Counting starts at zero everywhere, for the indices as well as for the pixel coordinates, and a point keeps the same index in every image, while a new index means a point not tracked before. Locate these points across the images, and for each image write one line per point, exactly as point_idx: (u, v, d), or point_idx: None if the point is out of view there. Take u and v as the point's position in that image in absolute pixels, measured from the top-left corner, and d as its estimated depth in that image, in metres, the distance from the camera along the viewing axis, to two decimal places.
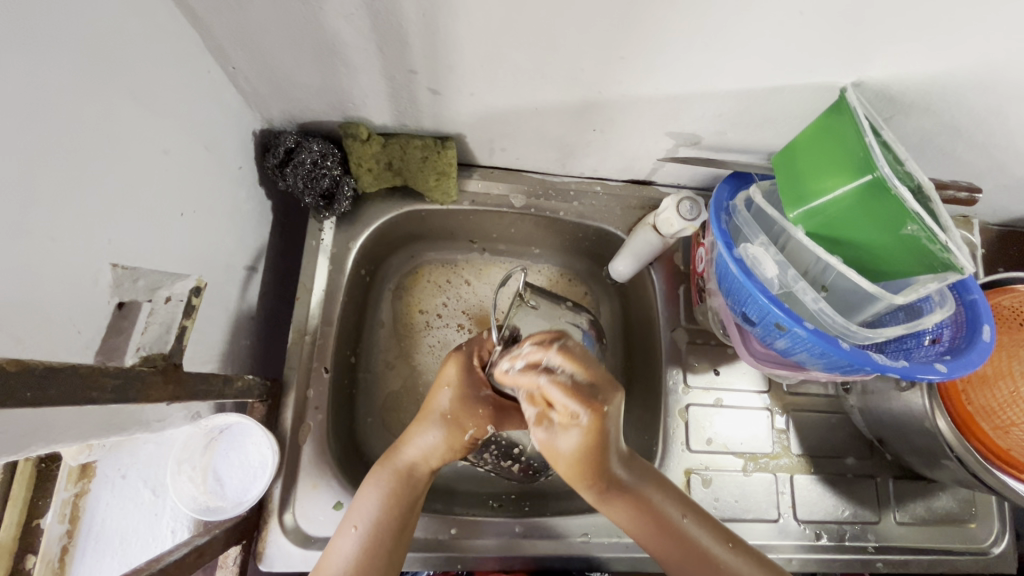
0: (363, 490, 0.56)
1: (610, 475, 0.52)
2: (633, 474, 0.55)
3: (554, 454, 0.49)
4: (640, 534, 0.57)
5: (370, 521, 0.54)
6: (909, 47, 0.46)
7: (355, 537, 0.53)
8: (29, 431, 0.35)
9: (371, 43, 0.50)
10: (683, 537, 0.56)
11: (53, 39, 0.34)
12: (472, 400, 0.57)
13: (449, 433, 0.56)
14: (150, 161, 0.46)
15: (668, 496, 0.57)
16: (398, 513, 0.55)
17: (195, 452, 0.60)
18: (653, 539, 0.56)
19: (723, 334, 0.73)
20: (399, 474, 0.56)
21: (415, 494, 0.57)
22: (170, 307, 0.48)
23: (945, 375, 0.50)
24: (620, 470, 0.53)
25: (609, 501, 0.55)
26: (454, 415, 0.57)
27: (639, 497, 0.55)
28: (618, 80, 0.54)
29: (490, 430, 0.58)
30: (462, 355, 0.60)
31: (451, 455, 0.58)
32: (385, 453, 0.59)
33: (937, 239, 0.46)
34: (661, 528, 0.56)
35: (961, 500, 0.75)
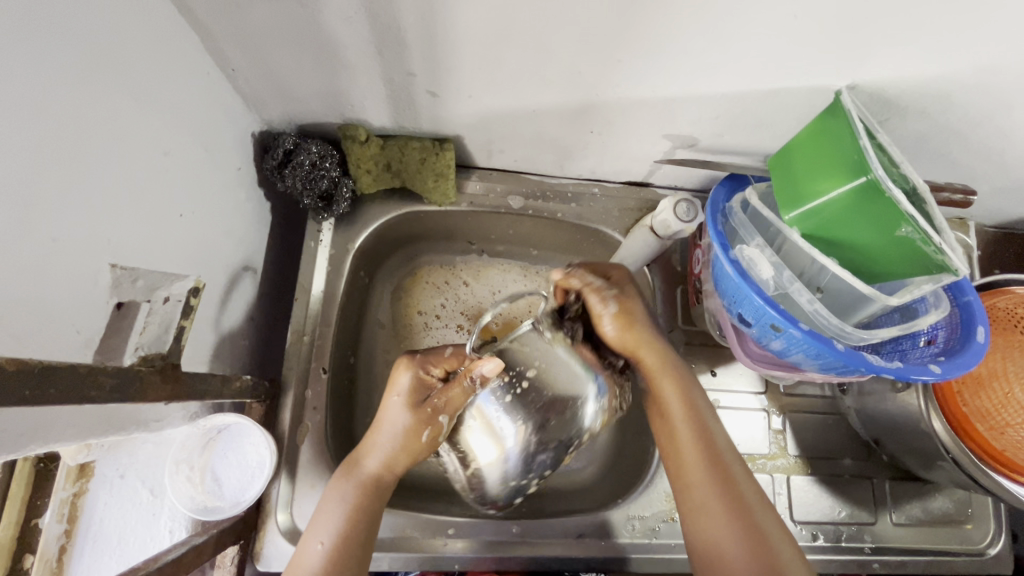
0: (327, 501, 0.56)
1: (657, 337, 0.60)
2: (682, 365, 0.61)
3: (617, 325, 0.59)
4: (676, 425, 0.59)
5: (336, 536, 0.54)
6: (904, 50, 0.46)
7: (319, 554, 0.52)
8: (27, 429, 0.35)
9: (369, 46, 0.51)
10: (710, 442, 0.57)
11: (56, 42, 0.35)
12: (421, 406, 0.54)
13: (408, 436, 0.55)
14: (150, 162, 0.46)
15: (707, 401, 0.60)
16: (359, 531, 0.54)
17: (193, 452, 0.60)
18: (690, 441, 0.58)
19: (719, 335, 0.73)
20: (363, 486, 0.56)
21: (378, 505, 0.57)
22: (168, 307, 0.47)
23: (939, 376, 0.50)
24: (672, 351, 0.61)
25: (665, 383, 0.60)
26: (409, 423, 0.54)
27: (687, 382, 0.61)
28: (615, 82, 0.55)
29: (445, 426, 0.54)
30: (412, 359, 0.57)
31: (415, 454, 0.56)
32: (347, 465, 0.58)
33: (931, 241, 0.46)
34: (698, 424, 0.58)
35: (957, 501, 0.76)
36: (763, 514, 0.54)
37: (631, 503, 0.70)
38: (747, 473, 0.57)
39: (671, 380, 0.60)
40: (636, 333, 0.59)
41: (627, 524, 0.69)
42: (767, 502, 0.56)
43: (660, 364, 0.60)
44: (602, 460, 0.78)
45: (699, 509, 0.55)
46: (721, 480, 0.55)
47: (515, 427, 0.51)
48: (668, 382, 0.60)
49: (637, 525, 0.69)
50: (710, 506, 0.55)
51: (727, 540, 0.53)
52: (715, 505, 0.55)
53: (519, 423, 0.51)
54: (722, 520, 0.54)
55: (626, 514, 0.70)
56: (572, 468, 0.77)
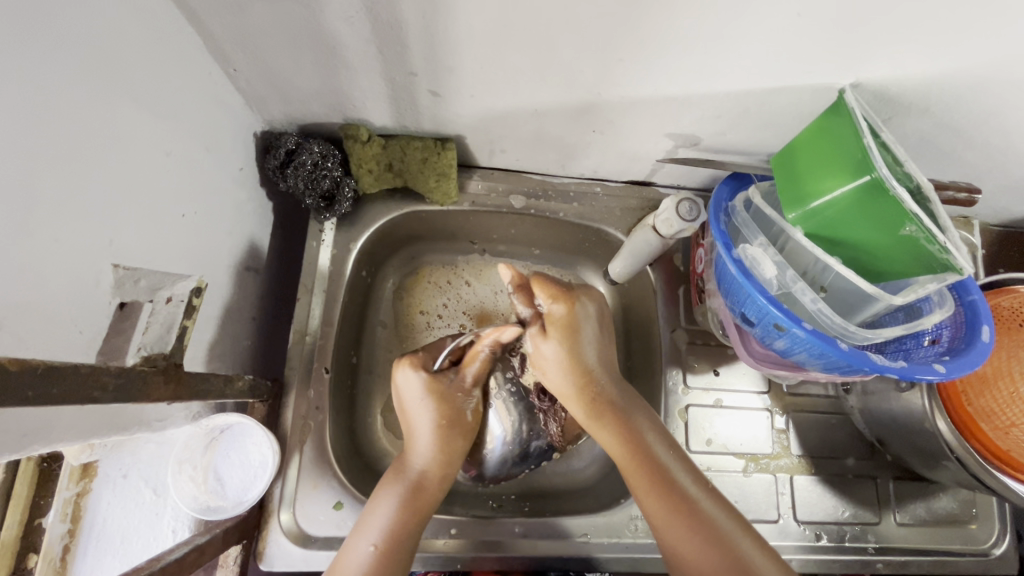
0: (375, 502, 0.58)
1: (590, 379, 0.62)
2: (621, 393, 0.63)
3: (556, 360, 0.62)
4: (626, 468, 0.60)
5: (385, 534, 0.55)
6: (908, 48, 0.46)
7: (371, 554, 0.53)
8: (30, 430, 0.35)
9: (371, 45, 0.51)
10: (666, 479, 0.58)
11: (57, 42, 0.35)
12: (451, 392, 0.63)
13: (445, 424, 0.62)
14: (151, 162, 0.46)
15: (658, 437, 0.61)
16: (413, 525, 0.57)
17: (195, 452, 0.60)
18: (637, 471, 0.59)
19: (722, 335, 0.73)
20: (410, 485, 0.59)
21: (429, 504, 0.59)
22: (172, 308, 0.47)
23: (943, 375, 0.50)
24: (607, 382, 0.63)
25: (599, 418, 0.62)
26: (441, 411, 0.62)
27: (633, 420, 0.61)
28: (617, 81, 0.55)
29: (473, 395, 0.66)
30: (411, 358, 0.64)
31: (457, 441, 0.63)
32: (393, 468, 0.61)
33: (935, 240, 0.46)
34: (649, 464, 0.59)
35: (962, 501, 0.75)
36: (733, 531, 0.55)
37: (633, 503, 0.70)
38: (716, 502, 0.57)
39: (609, 425, 0.61)
40: (575, 363, 0.62)
41: (629, 524, 0.69)
42: (745, 526, 0.56)
43: (595, 398, 0.62)
44: (604, 459, 0.78)
45: (667, 537, 0.56)
46: (686, 516, 0.55)
47: (506, 422, 0.71)
48: (602, 414, 0.62)
49: (640, 525, 0.69)
50: (681, 545, 0.55)
51: (703, 566, 0.53)
52: (680, 531, 0.55)
53: (510, 419, 0.71)
54: (689, 545, 0.54)
55: (628, 514, 0.69)
56: (573, 466, 0.77)
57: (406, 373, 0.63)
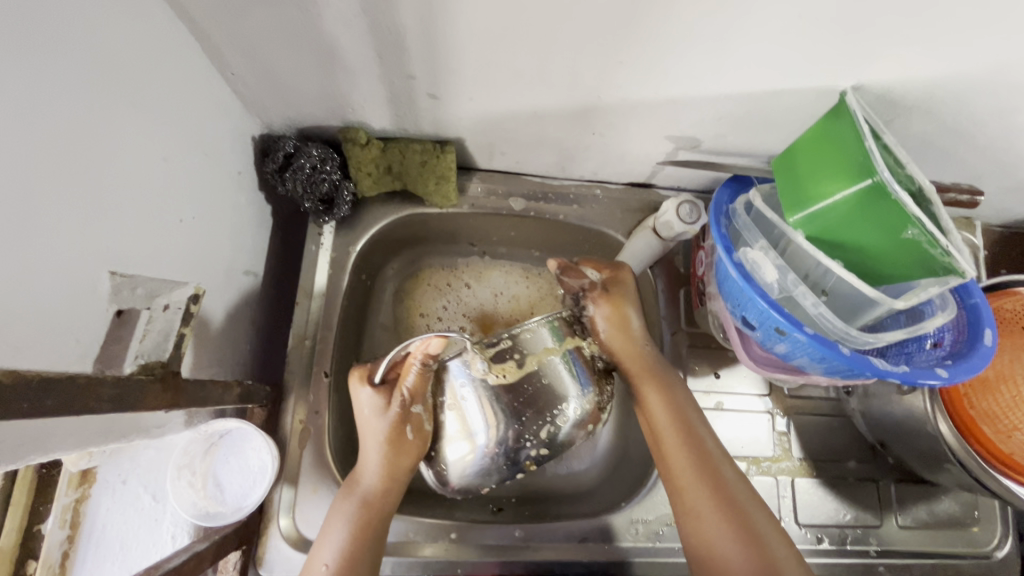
0: (329, 522, 0.57)
1: (639, 351, 0.64)
2: (669, 373, 0.64)
3: (608, 329, 0.64)
4: (669, 449, 0.60)
5: (339, 553, 0.54)
6: (910, 51, 0.45)
7: (325, 574, 0.53)
8: (27, 440, 0.34)
9: (369, 49, 0.50)
10: (710, 467, 0.58)
11: (53, 49, 0.35)
12: (391, 408, 0.59)
13: (393, 439, 0.59)
14: (149, 168, 0.46)
15: (703, 425, 0.62)
16: (367, 544, 0.56)
17: (195, 458, 0.59)
18: (674, 442, 0.60)
19: (722, 338, 0.73)
20: (366, 502, 0.58)
21: (382, 520, 0.58)
22: (168, 315, 0.48)
23: (946, 380, 0.50)
24: (649, 352, 0.65)
25: (642, 387, 0.63)
26: (387, 424, 0.59)
27: (680, 403, 0.62)
28: (616, 84, 0.54)
29: (419, 411, 0.60)
30: (361, 369, 0.62)
31: (407, 456, 0.59)
32: (347, 484, 0.60)
33: (938, 243, 0.46)
34: (694, 449, 0.59)
35: (963, 503, 0.75)
36: (753, 510, 0.56)
37: (634, 506, 0.70)
38: (751, 495, 0.58)
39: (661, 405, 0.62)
40: (626, 334, 0.64)
41: (630, 528, 0.69)
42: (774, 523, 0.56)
43: (640, 366, 0.63)
44: (604, 462, 0.78)
45: (693, 528, 0.56)
46: (721, 507, 0.56)
47: (493, 426, 0.57)
48: (647, 380, 0.63)
49: (640, 529, 0.69)
50: (711, 536, 0.55)
51: (722, 541, 0.54)
52: (704, 505, 0.56)
53: (496, 421, 0.57)
54: (713, 519, 0.55)
55: (629, 517, 0.69)
56: (574, 468, 0.77)
57: (356, 386, 0.61)
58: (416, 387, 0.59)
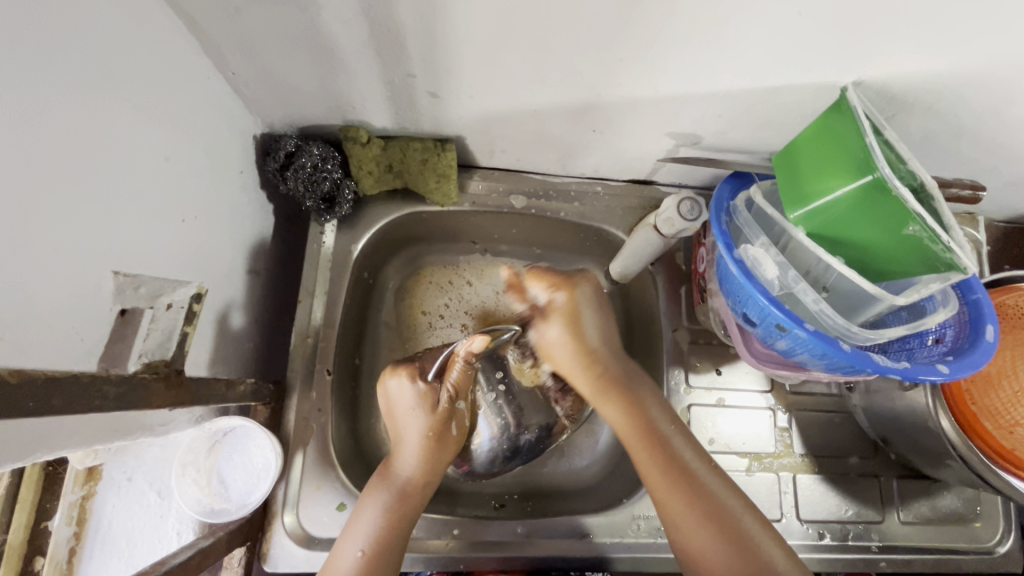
0: (359, 510, 0.58)
1: (597, 365, 0.62)
2: (632, 380, 0.63)
3: (561, 346, 0.62)
4: (641, 460, 0.60)
5: (372, 540, 0.55)
6: (910, 45, 0.45)
7: (358, 560, 0.54)
8: (36, 438, 0.35)
9: (369, 47, 0.50)
10: (684, 473, 0.58)
11: (55, 50, 0.35)
12: (439, 405, 0.63)
13: (437, 435, 0.62)
14: (150, 168, 0.46)
15: (677, 431, 0.61)
16: (398, 532, 0.57)
17: (199, 454, 0.61)
18: (642, 452, 0.60)
19: (723, 335, 0.73)
20: (397, 492, 0.59)
21: (413, 511, 0.60)
22: (172, 314, 0.49)
23: (947, 376, 0.49)
24: (610, 361, 0.63)
25: (606, 397, 0.62)
26: (430, 421, 0.62)
27: (649, 409, 0.61)
28: (616, 80, 0.54)
29: (459, 407, 0.65)
30: (407, 367, 0.64)
31: (448, 449, 0.64)
32: (377, 475, 0.61)
33: (939, 239, 0.46)
34: (665, 457, 0.59)
35: (966, 499, 0.75)
36: (736, 509, 0.56)
37: (636, 502, 0.70)
38: (734, 493, 0.58)
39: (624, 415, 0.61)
40: (577, 346, 0.62)
41: (632, 524, 0.69)
42: (760, 519, 0.56)
43: (602, 377, 0.62)
44: (605, 458, 0.78)
45: (679, 532, 0.56)
46: (701, 511, 0.56)
47: (493, 420, 0.71)
48: (607, 390, 0.62)
49: (643, 525, 0.69)
50: (695, 540, 0.55)
51: (706, 546, 0.55)
52: (682, 512, 0.56)
53: (492, 422, 0.71)
54: (693, 525, 0.56)
55: (631, 513, 0.69)
56: (576, 463, 0.78)
57: (401, 381, 0.63)
58: (458, 385, 0.64)
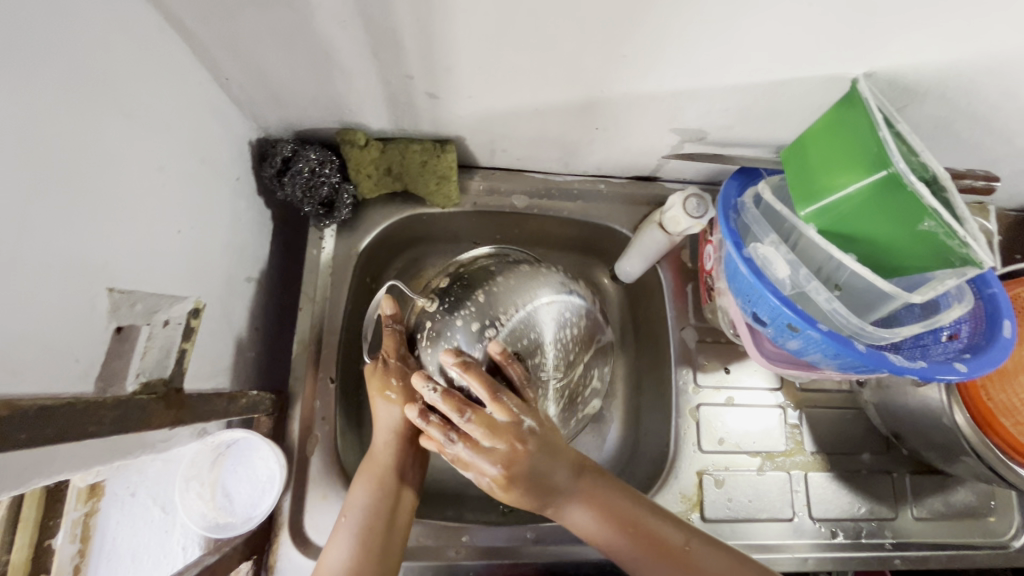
0: (353, 487, 0.59)
1: (551, 464, 0.54)
2: (575, 478, 0.56)
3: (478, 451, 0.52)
4: (606, 538, 0.55)
5: (360, 512, 0.56)
6: (925, 35, 0.44)
7: (343, 527, 0.56)
8: (39, 469, 0.34)
9: (365, 49, 0.49)
10: (655, 542, 0.55)
11: (40, 59, 0.34)
12: (376, 368, 0.62)
13: (382, 397, 0.61)
14: (144, 181, 0.45)
15: (623, 493, 0.57)
16: (388, 500, 0.58)
17: (202, 468, 0.59)
18: (612, 538, 0.55)
19: (732, 334, 0.71)
20: (381, 467, 0.60)
21: (398, 478, 0.60)
22: (169, 330, 0.48)
23: (965, 375, 0.48)
24: (536, 468, 0.53)
25: (565, 501, 0.56)
26: (377, 387, 0.61)
27: (602, 493, 0.56)
28: (620, 78, 0.53)
29: (394, 359, 0.61)
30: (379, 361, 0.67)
31: (410, 414, 0.62)
32: (365, 458, 0.62)
33: (955, 235, 0.44)
34: (630, 528, 0.55)
35: (980, 494, 0.74)
36: (696, 550, 0.54)
37: None
38: (703, 540, 0.55)
39: (581, 505, 0.56)
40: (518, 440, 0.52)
41: None
42: (728, 551, 0.55)
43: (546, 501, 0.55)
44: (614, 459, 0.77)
45: None
46: (687, 573, 0.53)
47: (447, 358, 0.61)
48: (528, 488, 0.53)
49: None
50: None
51: None
52: (660, 568, 0.54)
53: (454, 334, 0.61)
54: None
55: None
56: None
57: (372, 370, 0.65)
58: (392, 345, 0.61)
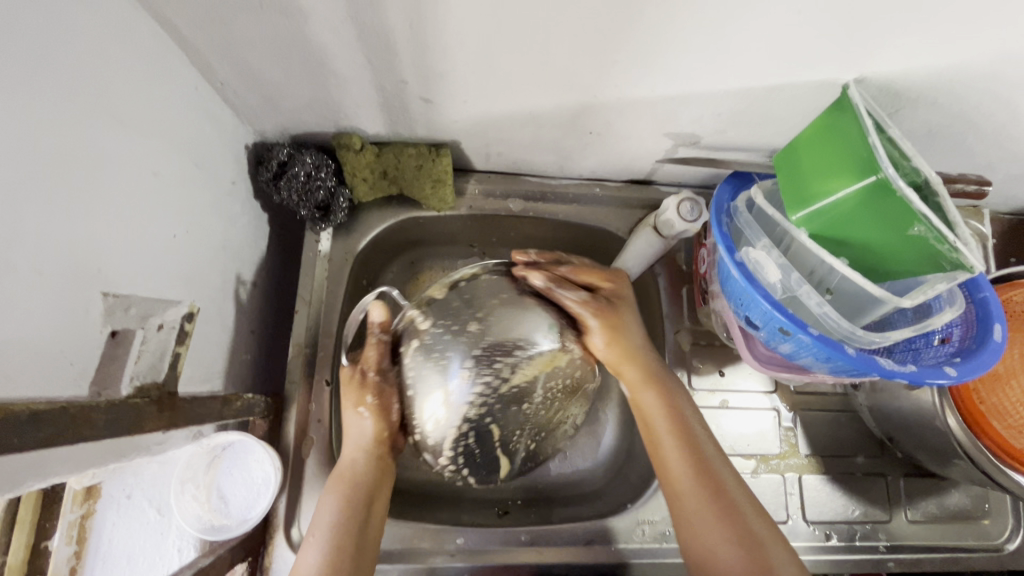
0: (322, 501, 0.58)
1: (639, 352, 0.63)
2: (660, 366, 0.64)
3: (638, 337, 0.63)
4: (659, 436, 0.60)
5: (330, 529, 0.55)
6: (914, 41, 0.44)
7: (314, 543, 0.54)
8: (33, 473, 0.34)
9: (358, 55, 0.49)
10: (699, 455, 0.59)
11: (35, 68, 0.34)
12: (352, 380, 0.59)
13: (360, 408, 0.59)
14: (139, 186, 0.46)
15: (690, 408, 0.62)
16: (359, 517, 0.57)
17: (198, 470, 0.59)
18: (660, 435, 0.60)
19: (726, 338, 0.71)
20: (353, 482, 0.58)
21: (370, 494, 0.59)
22: (163, 335, 0.49)
23: (955, 379, 0.48)
24: (652, 357, 0.64)
25: (645, 381, 0.62)
26: (354, 399, 0.59)
27: (677, 397, 0.62)
28: (612, 83, 0.53)
29: (377, 371, 0.58)
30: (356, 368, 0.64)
31: (382, 433, 0.60)
32: (336, 470, 0.60)
33: (945, 239, 0.45)
34: (683, 436, 0.60)
35: (974, 496, 0.74)
36: (732, 482, 0.58)
37: (640, 507, 0.70)
38: (748, 495, 0.57)
39: (654, 392, 0.62)
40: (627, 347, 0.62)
41: (637, 529, 0.69)
42: (766, 517, 0.56)
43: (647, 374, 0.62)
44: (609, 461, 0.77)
45: (688, 508, 0.57)
46: (713, 488, 0.57)
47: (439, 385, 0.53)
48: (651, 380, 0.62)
49: (648, 530, 0.69)
50: (704, 525, 0.56)
51: (710, 527, 0.55)
52: (694, 501, 0.57)
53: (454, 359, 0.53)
54: (701, 515, 0.56)
55: (636, 518, 0.69)
56: (578, 467, 0.77)
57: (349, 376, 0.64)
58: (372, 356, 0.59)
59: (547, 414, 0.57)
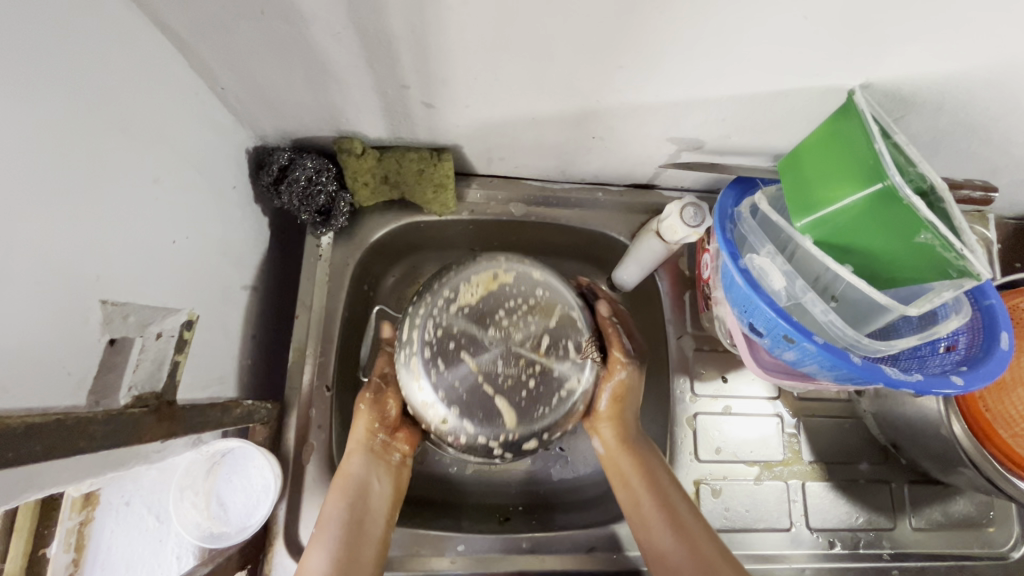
0: (328, 504, 0.59)
1: (623, 414, 0.66)
2: (637, 429, 0.67)
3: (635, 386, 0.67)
4: (630, 487, 0.63)
5: (337, 535, 0.56)
6: (921, 47, 0.44)
7: (324, 548, 0.56)
8: (29, 485, 0.34)
9: (360, 60, 0.49)
10: (666, 499, 0.61)
11: (33, 75, 0.34)
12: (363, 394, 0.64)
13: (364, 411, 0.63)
14: (139, 192, 0.45)
15: (659, 461, 0.65)
16: (364, 523, 0.58)
17: (197, 477, 0.59)
18: (629, 484, 0.63)
19: (730, 344, 0.71)
20: (359, 487, 0.60)
21: (372, 501, 0.60)
22: (161, 343, 0.48)
23: (962, 389, 0.48)
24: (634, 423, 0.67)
25: (620, 444, 0.65)
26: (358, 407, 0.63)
27: (647, 455, 0.65)
28: (616, 88, 0.53)
29: (382, 376, 0.66)
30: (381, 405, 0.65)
31: (371, 428, 0.62)
32: (337, 474, 0.61)
33: (952, 247, 0.44)
34: (652, 484, 0.62)
35: (979, 504, 0.74)
36: (694, 521, 0.60)
37: None
38: (702, 523, 0.60)
39: (628, 455, 0.64)
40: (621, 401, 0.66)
41: None
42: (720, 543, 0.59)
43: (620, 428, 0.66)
44: None
45: (654, 544, 0.60)
46: (677, 527, 0.59)
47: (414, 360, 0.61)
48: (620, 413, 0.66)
49: None
50: (669, 559, 0.58)
51: (676, 556, 0.58)
52: (657, 524, 0.60)
53: (414, 322, 0.63)
54: (659, 538, 0.59)
55: None
56: (580, 472, 0.77)
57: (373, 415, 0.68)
58: (383, 366, 0.67)
59: (530, 344, 0.63)
